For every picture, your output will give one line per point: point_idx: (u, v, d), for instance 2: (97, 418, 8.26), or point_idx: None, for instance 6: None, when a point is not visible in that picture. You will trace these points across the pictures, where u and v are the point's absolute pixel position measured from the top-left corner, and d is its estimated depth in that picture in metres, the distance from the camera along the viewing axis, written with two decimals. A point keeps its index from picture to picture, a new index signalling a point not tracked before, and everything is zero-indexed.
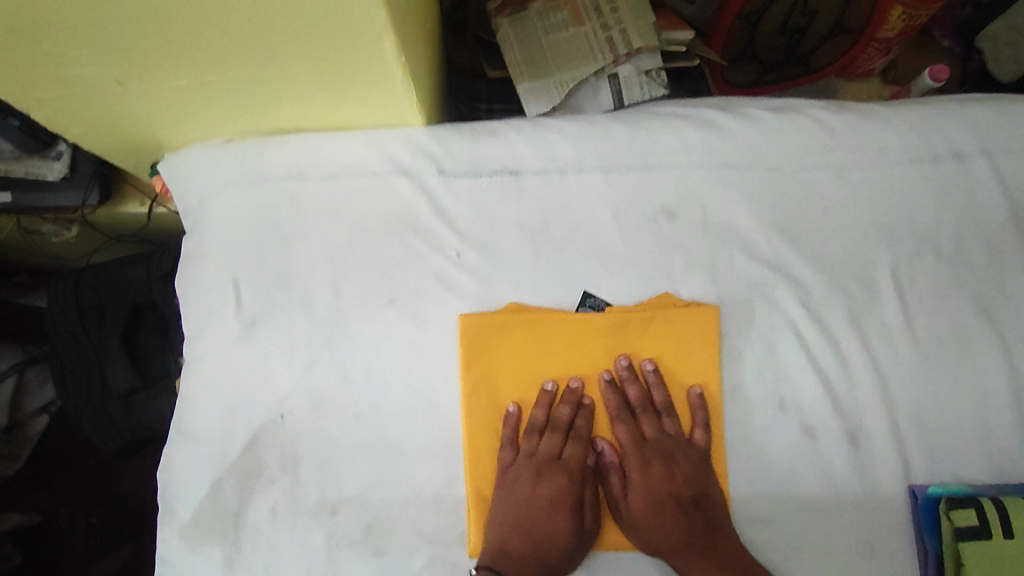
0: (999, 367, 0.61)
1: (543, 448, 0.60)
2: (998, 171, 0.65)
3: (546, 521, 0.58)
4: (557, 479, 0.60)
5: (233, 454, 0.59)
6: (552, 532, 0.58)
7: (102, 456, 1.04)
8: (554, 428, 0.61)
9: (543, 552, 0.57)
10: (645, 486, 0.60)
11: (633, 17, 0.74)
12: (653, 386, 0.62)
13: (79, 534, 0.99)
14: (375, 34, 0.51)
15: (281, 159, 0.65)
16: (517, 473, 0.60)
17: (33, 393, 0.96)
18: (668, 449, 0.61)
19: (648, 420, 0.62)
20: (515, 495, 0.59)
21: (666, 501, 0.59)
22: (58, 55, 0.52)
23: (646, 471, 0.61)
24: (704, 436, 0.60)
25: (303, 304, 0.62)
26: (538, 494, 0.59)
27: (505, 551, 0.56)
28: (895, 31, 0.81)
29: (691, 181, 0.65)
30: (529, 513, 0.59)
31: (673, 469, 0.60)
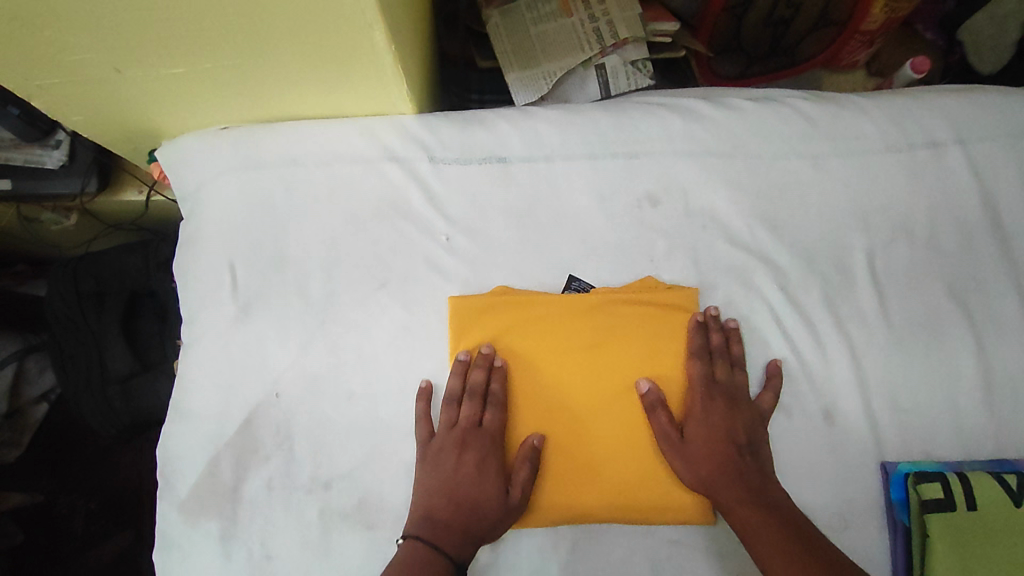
0: (969, 347, 0.63)
1: (463, 417, 0.60)
2: (971, 159, 0.68)
3: (468, 490, 0.58)
4: (480, 447, 0.60)
5: (230, 432, 0.61)
6: (478, 502, 0.58)
7: (102, 442, 1.06)
8: (471, 395, 0.60)
9: (468, 520, 0.57)
10: (705, 424, 0.60)
11: (619, 9, 0.76)
12: (733, 337, 0.63)
13: (79, 519, 1.01)
14: (366, 23, 0.53)
15: (277, 146, 0.67)
16: (439, 443, 0.60)
17: (34, 380, 0.98)
18: (734, 394, 0.61)
19: (722, 367, 0.62)
20: (441, 467, 0.59)
21: (727, 442, 0.59)
22: (58, 42, 0.54)
23: (708, 411, 0.60)
24: (772, 400, 0.61)
25: (299, 286, 0.65)
26: (460, 464, 0.59)
27: (432, 521, 0.56)
28: (878, 23, 0.82)
29: (674, 168, 0.67)
30: (455, 484, 0.58)
31: (736, 413, 0.60)
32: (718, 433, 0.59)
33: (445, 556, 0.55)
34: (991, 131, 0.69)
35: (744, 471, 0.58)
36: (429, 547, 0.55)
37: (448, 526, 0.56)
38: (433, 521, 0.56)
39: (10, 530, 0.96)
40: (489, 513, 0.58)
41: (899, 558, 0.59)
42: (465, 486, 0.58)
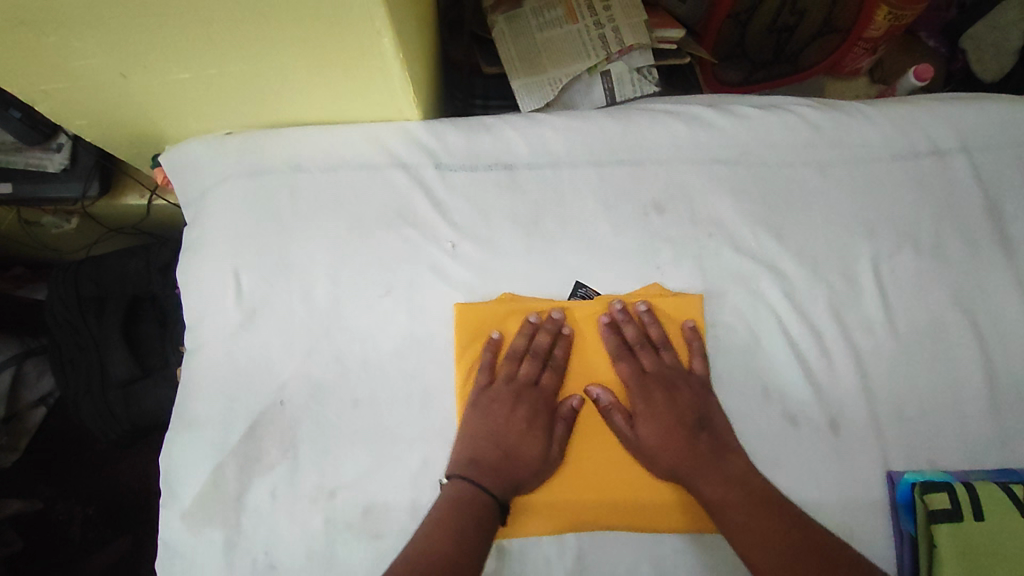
0: (974, 356, 0.63)
1: (522, 373, 0.62)
2: (975, 167, 0.68)
3: (517, 440, 0.60)
4: (534, 403, 0.61)
5: (234, 440, 0.61)
6: (521, 454, 0.59)
7: (100, 448, 1.05)
8: (533, 354, 0.63)
9: (513, 471, 0.58)
10: (655, 418, 0.60)
11: (625, 15, 0.76)
12: (648, 324, 0.64)
13: (77, 525, 1.01)
14: (375, 31, 0.53)
15: (282, 152, 0.67)
16: (495, 394, 0.61)
17: (31, 384, 0.97)
18: (670, 378, 0.62)
19: (647, 355, 0.63)
20: (492, 415, 0.61)
21: (675, 426, 0.60)
22: (64, 47, 0.53)
23: (651, 401, 0.61)
24: (703, 364, 0.62)
25: (304, 293, 0.64)
26: (514, 415, 0.61)
27: (477, 465, 0.58)
28: (881, 31, 0.84)
29: (680, 176, 0.67)
30: (503, 433, 0.60)
31: (675, 396, 0.61)
32: (661, 419, 0.60)
33: (490, 496, 0.56)
34: (994, 140, 0.69)
35: (700, 451, 0.59)
36: (474, 488, 0.56)
37: (495, 471, 0.58)
38: (480, 464, 0.58)
39: (8, 536, 0.96)
40: (532, 464, 0.59)
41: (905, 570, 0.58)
42: (516, 436, 0.60)
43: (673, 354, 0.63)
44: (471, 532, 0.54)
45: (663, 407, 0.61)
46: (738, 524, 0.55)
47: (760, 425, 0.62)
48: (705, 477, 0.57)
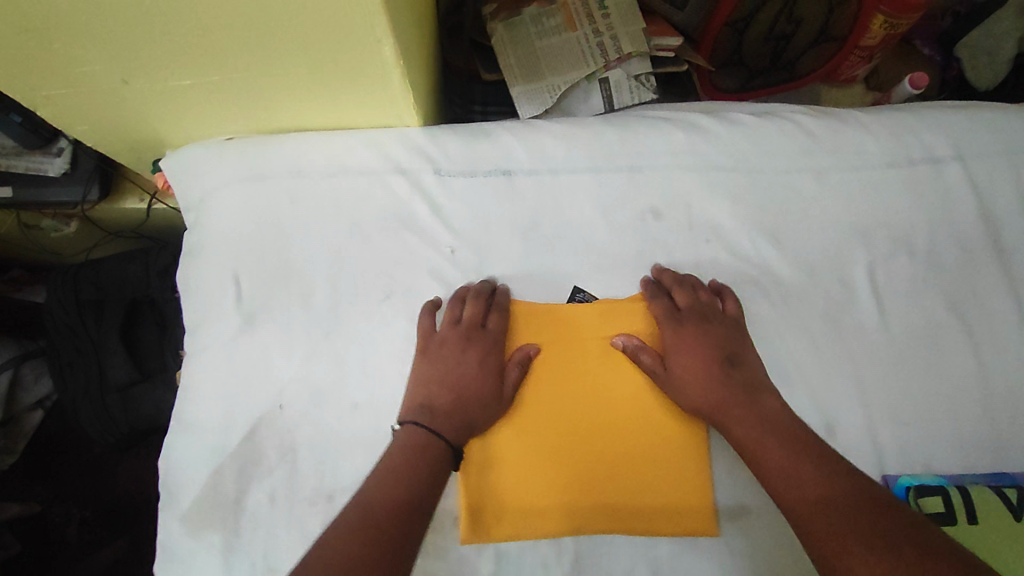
0: (969, 362, 0.64)
1: (466, 316, 0.62)
2: (970, 175, 0.69)
3: (469, 385, 0.60)
4: (481, 345, 0.62)
5: (233, 443, 0.61)
6: (474, 394, 0.60)
7: (98, 450, 1.06)
8: (477, 296, 0.63)
9: (466, 416, 0.59)
10: (685, 351, 0.61)
11: (623, 23, 0.77)
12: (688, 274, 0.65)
13: (73, 527, 1.01)
14: (375, 38, 0.54)
15: (282, 157, 0.67)
16: (443, 337, 0.62)
17: (29, 387, 0.97)
18: (704, 312, 0.62)
19: (683, 293, 0.63)
20: (444, 359, 0.61)
21: (706, 359, 0.60)
22: (67, 54, 0.54)
23: (682, 338, 0.61)
24: (737, 307, 0.63)
25: (303, 297, 0.65)
26: (464, 358, 0.61)
27: (430, 412, 0.58)
28: (877, 39, 0.84)
29: (677, 182, 0.68)
30: (456, 375, 0.60)
31: (709, 330, 0.62)
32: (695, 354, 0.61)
33: (442, 443, 0.56)
34: (988, 147, 0.70)
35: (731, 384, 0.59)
36: (426, 434, 0.56)
37: (446, 415, 0.58)
38: (433, 412, 0.58)
39: (5, 539, 0.95)
40: (483, 404, 0.60)
41: None
42: (467, 380, 0.60)
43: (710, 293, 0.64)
44: (423, 474, 0.54)
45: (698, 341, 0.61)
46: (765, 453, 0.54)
47: None
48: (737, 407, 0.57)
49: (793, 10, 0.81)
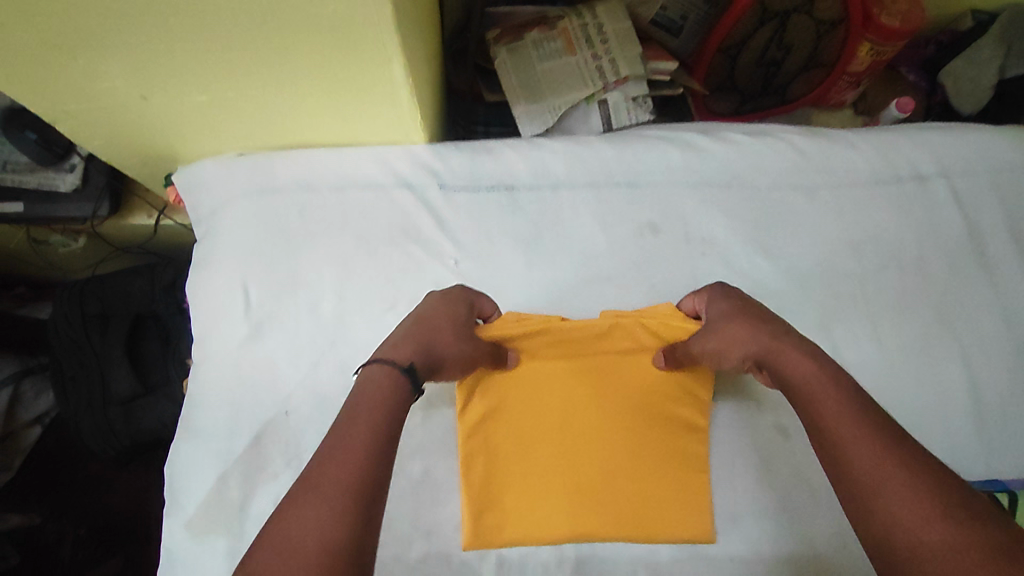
0: (960, 373, 0.66)
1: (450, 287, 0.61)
2: (955, 191, 0.72)
3: (434, 319, 0.57)
4: (456, 299, 0.59)
5: (239, 450, 0.63)
6: (438, 334, 0.56)
7: (96, 470, 1.06)
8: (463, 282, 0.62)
9: (426, 343, 0.55)
10: (719, 315, 0.58)
11: (621, 47, 0.80)
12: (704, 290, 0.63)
13: (67, 546, 0.98)
14: (386, 55, 0.56)
15: (292, 171, 0.70)
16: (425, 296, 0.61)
17: (29, 403, 0.98)
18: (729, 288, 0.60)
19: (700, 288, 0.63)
20: (421, 309, 0.58)
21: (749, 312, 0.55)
22: (91, 69, 0.56)
23: (717, 308, 0.58)
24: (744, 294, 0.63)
25: (310, 305, 0.66)
26: (435, 302, 0.59)
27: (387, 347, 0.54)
28: (864, 65, 0.89)
29: (674, 198, 0.70)
30: (426, 316, 0.57)
31: (744, 298, 0.58)
32: (729, 338, 0.55)
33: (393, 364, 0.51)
34: (969, 166, 0.73)
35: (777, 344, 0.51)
36: (383, 362, 0.51)
37: (405, 339, 0.54)
38: (390, 346, 0.54)
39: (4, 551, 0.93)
40: (443, 340, 0.56)
41: None
42: (432, 316, 0.57)
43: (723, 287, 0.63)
44: (383, 411, 0.47)
45: (729, 319, 0.56)
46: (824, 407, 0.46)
47: (754, 436, 0.64)
48: (784, 372, 0.50)
49: (784, 36, 0.85)
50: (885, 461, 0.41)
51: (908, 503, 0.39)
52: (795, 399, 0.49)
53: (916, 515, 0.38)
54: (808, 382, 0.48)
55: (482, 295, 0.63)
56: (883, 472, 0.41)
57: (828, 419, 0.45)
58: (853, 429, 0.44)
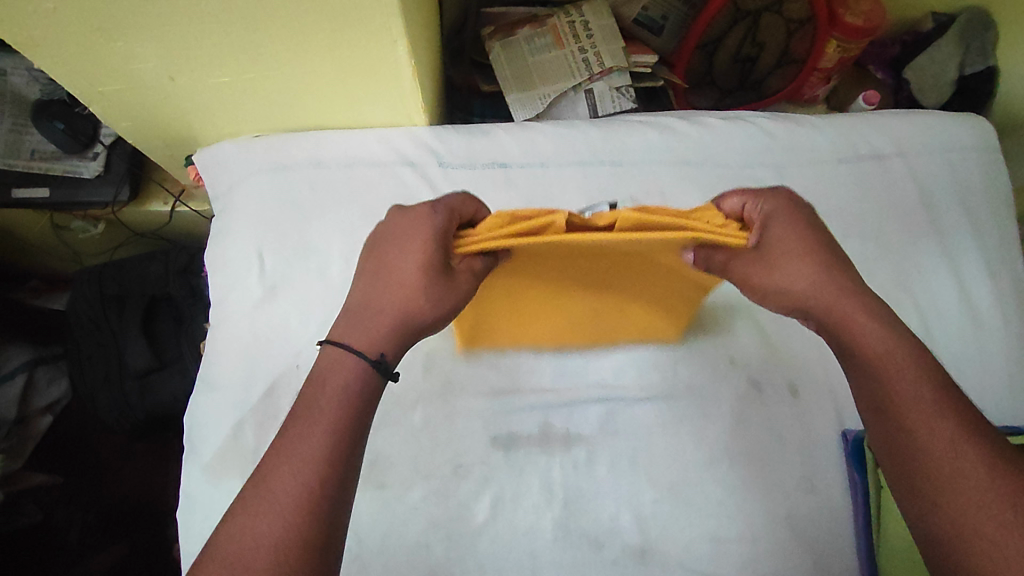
0: (916, 331, 0.72)
1: (417, 210, 0.55)
2: (911, 169, 0.78)
3: (393, 278, 0.54)
4: (424, 234, 0.54)
5: (254, 400, 0.69)
6: (412, 296, 0.54)
7: (105, 456, 1.12)
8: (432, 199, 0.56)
9: (398, 313, 0.54)
10: (788, 245, 0.55)
11: (605, 41, 0.86)
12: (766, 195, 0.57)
13: (75, 531, 1.04)
14: (392, 38, 0.62)
15: (304, 150, 0.76)
16: (395, 225, 0.56)
17: (43, 390, 1.05)
18: (791, 207, 0.56)
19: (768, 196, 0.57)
20: (390, 257, 0.55)
21: (819, 260, 0.55)
22: (127, 51, 0.62)
23: (782, 234, 0.55)
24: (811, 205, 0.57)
25: (320, 271, 0.73)
26: (394, 246, 0.55)
27: (351, 324, 0.54)
28: (833, 61, 0.96)
29: (654, 175, 0.77)
30: (394, 274, 0.55)
31: (815, 231, 0.56)
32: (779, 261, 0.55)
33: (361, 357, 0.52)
34: (926, 146, 0.79)
35: (839, 302, 0.54)
36: (340, 349, 0.52)
37: (378, 315, 0.54)
38: (358, 325, 0.54)
39: (27, 509, 1.02)
40: (418, 299, 0.54)
41: (859, 507, 0.68)
42: (391, 272, 0.55)
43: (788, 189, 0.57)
44: (341, 408, 0.50)
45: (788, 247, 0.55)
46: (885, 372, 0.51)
47: (728, 386, 0.71)
48: (846, 331, 0.54)
49: (757, 34, 0.92)
50: (954, 446, 0.47)
51: (976, 487, 0.45)
52: (861, 367, 0.53)
53: (973, 484, 0.45)
54: (885, 355, 0.52)
55: (459, 205, 0.56)
56: (958, 455, 0.46)
57: (907, 398, 0.50)
58: (927, 413, 0.49)
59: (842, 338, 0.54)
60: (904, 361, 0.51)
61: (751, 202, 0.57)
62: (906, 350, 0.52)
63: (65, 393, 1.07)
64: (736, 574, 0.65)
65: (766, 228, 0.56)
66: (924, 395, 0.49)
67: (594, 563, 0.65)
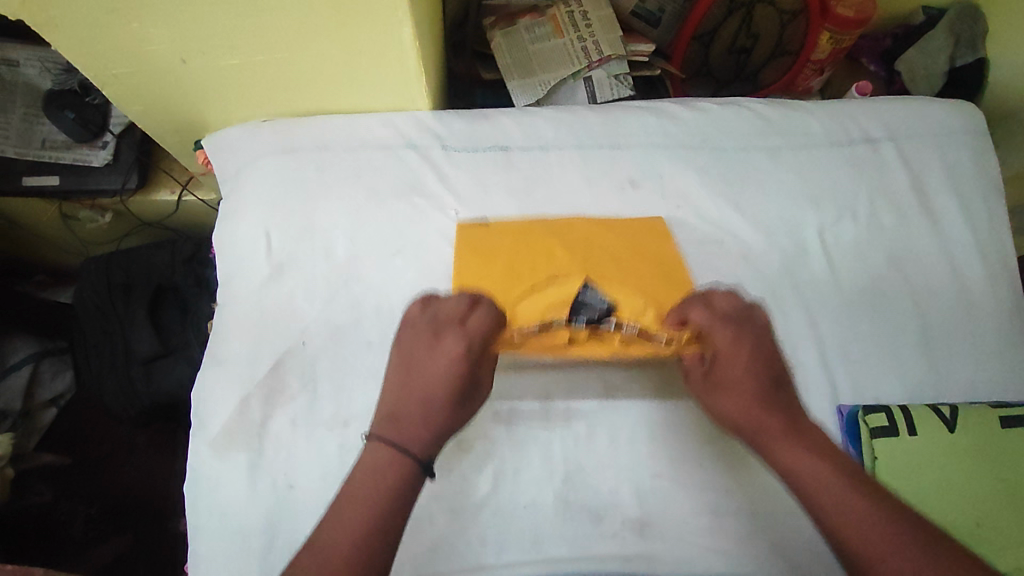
0: (908, 309, 0.74)
1: (448, 342, 0.57)
2: (902, 153, 0.80)
3: (436, 389, 0.56)
4: (454, 363, 0.57)
5: (260, 375, 0.70)
6: (442, 418, 0.56)
7: (109, 449, 1.13)
8: (450, 327, 0.58)
9: (440, 430, 0.56)
10: (735, 373, 0.58)
11: (604, 31, 0.89)
12: (732, 317, 0.59)
13: (78, 524, 1.02)
14: (398, 21, 0.64)
15: (311, 134, 0.78)
16: (419, 333, 0.59)
17: (48, 383, 1.06)
18: (745, 327, 0.59)
19: (722, 327, 0.59)
20: (421, 368, 0.57)
21: (758, 390, 0.56)
22: (142, 32, 0.64)
23: (730, 359, 0.58)
24: (763, 314, 0.60)
25: (326, 251, 0.74)
26: (432, 359, 0.57)
27: (397, 424, 0.55)
28: (826, 53, 0.98)
29: (652, 157, 0.78)
30: (430, 391, 0.56)
31: (755, 355, 0.58)
32: (733, 384, 0.57)
33: (411, 455, 0.53)
34: (917, 131, 0.81)
35: (779, 426, 0.55)
36: (393, 450, 0.53)
37: (418, 427, 0.55)
38: (402, 420, 0.55)
39: (37, 488, 1.03)
40: (448, 418, 0.56)
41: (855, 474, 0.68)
42: (431, 385, 0.56)
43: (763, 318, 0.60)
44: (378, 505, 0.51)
45: (740, 371, 0.57)
46: (839, 509, 0.49)
47: None
48: (785, 464, 0.53)
49: (751, 24, 0.94)
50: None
51: None
52: (806, 500, 0.51)
53: None
54: (827, 487, 0.50)
55: (479, 326, 0.59)
56: None
57: (858, 531, 0.47)
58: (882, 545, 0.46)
59: (781, 470, 0.54)
60: (841, 485, 0.50)
61: (709, 328, 0.59)
62: (845, 472, 0.51)
63: (69, 387, 1.09)
64: (734, 545, 0.66)
65: (718, 355, 0.59)
66: (876, 522, 0.47)
67: (592, 536, 0.66)
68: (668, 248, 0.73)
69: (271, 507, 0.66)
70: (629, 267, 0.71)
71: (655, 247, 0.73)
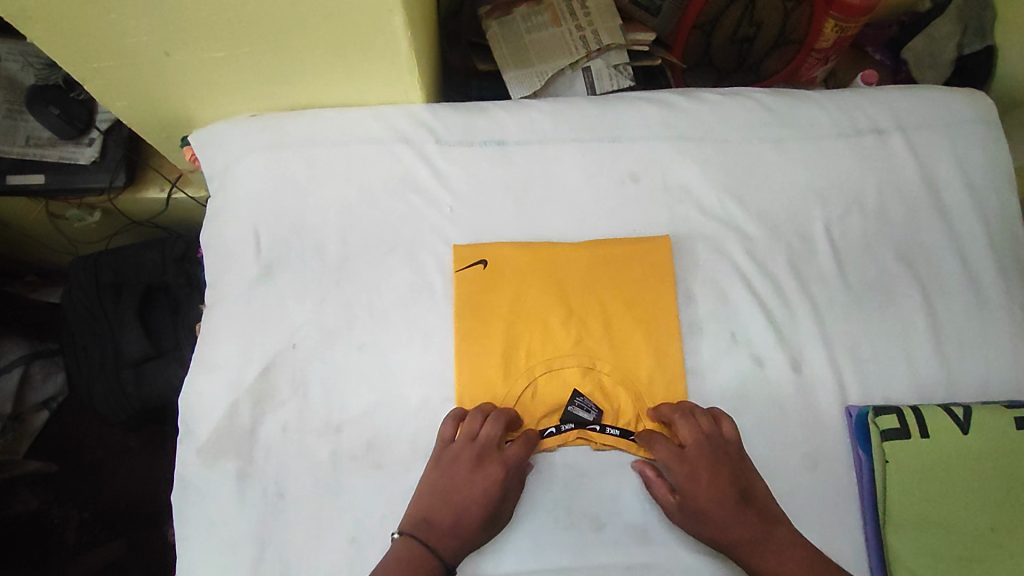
0: (918, 306, 0.72)
1: (489, 461, 0.63)
2: (911, 144, 0.77)
3: (474, 505, 0.61)
4: (494, 482, 0.62)
5: (249, 380, 0.68)
6: (475, 524, 0.61)
7: (101, 453, 1.10)
8: (490, 448, 0.63)
9: (469, 537, 0.61)
10: (705, 495, 0.62)
11: (603, 20, 0.87)
12: (701, 444, 0.63)
13: (71, 530, 1.05)
14: (387, 10, 0.61)
15: (300, 128, 0.75)
16: (456, 451, 0.63)
17: (38, 385, 1.03)
18: (710, 450, 0.63)
19: (682, 465, 0.63)
20: (454, 475, 0.62)
21: (723, 505, 0.61)
22: (120, 23, 0.61)
23: (695, 481, 0.62)
24: (732, 428, 0.65)
25: (316, 251, 0.72)
26: (473, 480, 0.62)
27: (429, 527, 0.60)
28: (831, 42, 0.92)
29: (653, 151, 0.76)
30: (463, 500, 0.61)
31: (719, 473, 0.62)
32: (704, 510, 0.62)
33: (437, 558, 0.59)
34: (925, 120, 0.78)
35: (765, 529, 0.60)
36: (424, 546, 0.59)
37: (450, 533, 0.60)
38: (433, 524, 0.60)
39: (24, 496, 1.04)
40: (478, 527, 0.61)
41: (864, 479, 0.66)
42: (470, 501, 0.61)
43: (734, 429, 0.64)
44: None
45: (708, 499, 0.62)
46: None
47: (732, 362, 0.70)
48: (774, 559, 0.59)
49: (753, 13, 0.92)
50: None
51: None
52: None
53: None
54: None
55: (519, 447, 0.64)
56: None
57: None
58: None
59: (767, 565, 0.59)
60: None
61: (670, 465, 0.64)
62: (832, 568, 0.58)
63: (61, 388, 1.06)
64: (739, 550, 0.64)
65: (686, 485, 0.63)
66: None
67: (593, 545, 0.64)
68: (644, 265, 0.72)
69: (262, 516, 0.64)
70: (626, 325, 0.70)
71: (626, 267, 0.72)
